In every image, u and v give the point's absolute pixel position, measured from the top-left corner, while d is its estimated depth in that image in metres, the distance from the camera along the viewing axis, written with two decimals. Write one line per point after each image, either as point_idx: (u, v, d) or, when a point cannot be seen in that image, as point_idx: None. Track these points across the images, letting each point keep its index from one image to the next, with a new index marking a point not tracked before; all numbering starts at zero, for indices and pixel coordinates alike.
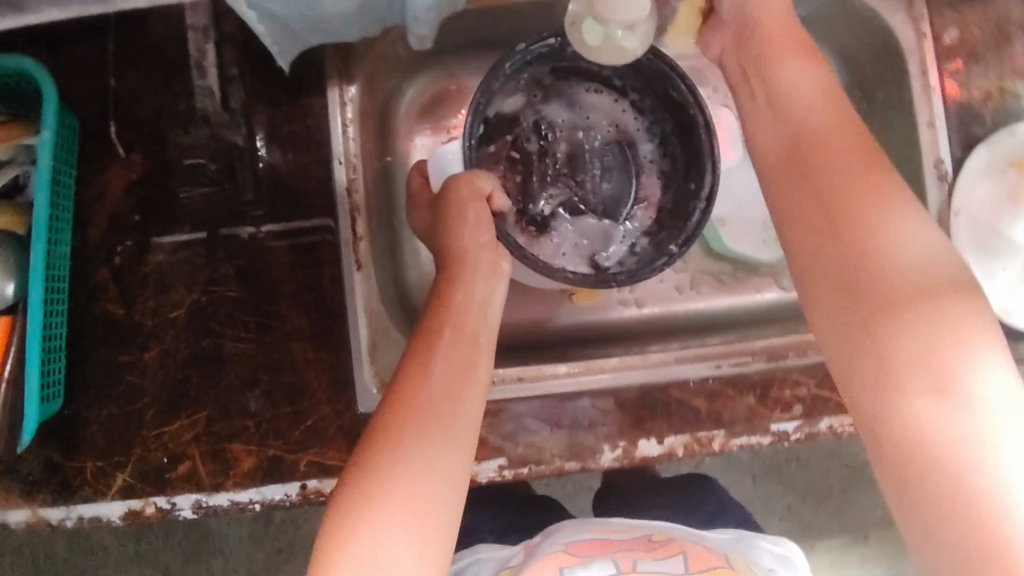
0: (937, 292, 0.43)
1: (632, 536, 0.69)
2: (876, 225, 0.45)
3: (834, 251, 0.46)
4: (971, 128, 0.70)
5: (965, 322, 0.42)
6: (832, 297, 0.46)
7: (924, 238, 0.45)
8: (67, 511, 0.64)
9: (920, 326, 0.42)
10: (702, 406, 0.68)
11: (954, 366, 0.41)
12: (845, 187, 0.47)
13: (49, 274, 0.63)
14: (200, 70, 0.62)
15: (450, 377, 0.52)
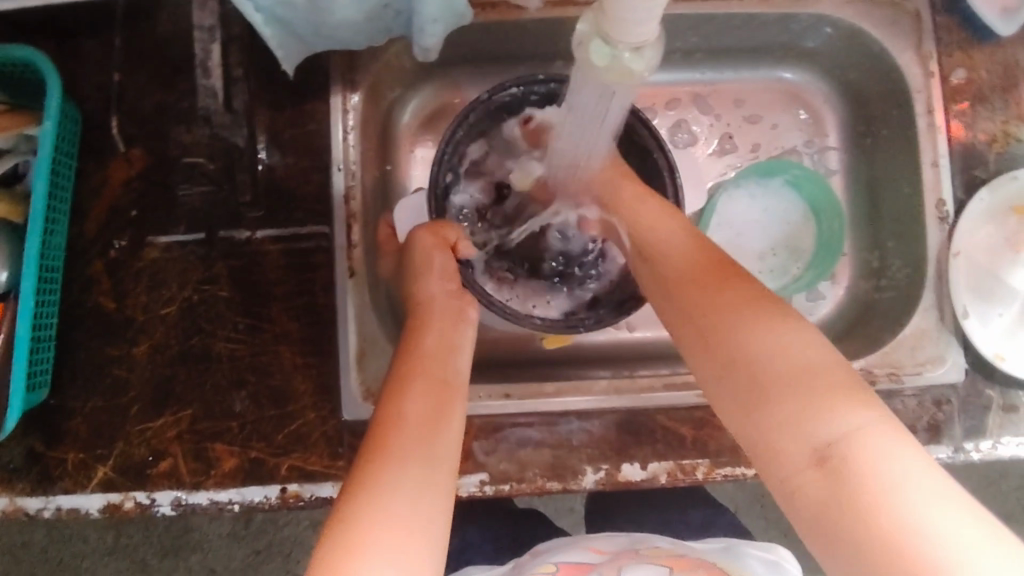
0: (800, 379, 0.46)
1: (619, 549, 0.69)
2: (739, 324, 0.50)
3: (724, 365, 0.50)
4: (975, 169, 0.70)
5: (822, 401, 0.44)
6: (738, 409, 0.49)
7: (779, 337, 0.48)
8: (45, 501, 0.64)
9: (803, 405, 0.44)
10: (687, 434, 0.67)
11: (838, 437, 0.42)
12: (711, 307, 0.52)
13: (43, 264, 0.64)
14: (205, 69, 0.62)
15: (429, 412, 0.53)
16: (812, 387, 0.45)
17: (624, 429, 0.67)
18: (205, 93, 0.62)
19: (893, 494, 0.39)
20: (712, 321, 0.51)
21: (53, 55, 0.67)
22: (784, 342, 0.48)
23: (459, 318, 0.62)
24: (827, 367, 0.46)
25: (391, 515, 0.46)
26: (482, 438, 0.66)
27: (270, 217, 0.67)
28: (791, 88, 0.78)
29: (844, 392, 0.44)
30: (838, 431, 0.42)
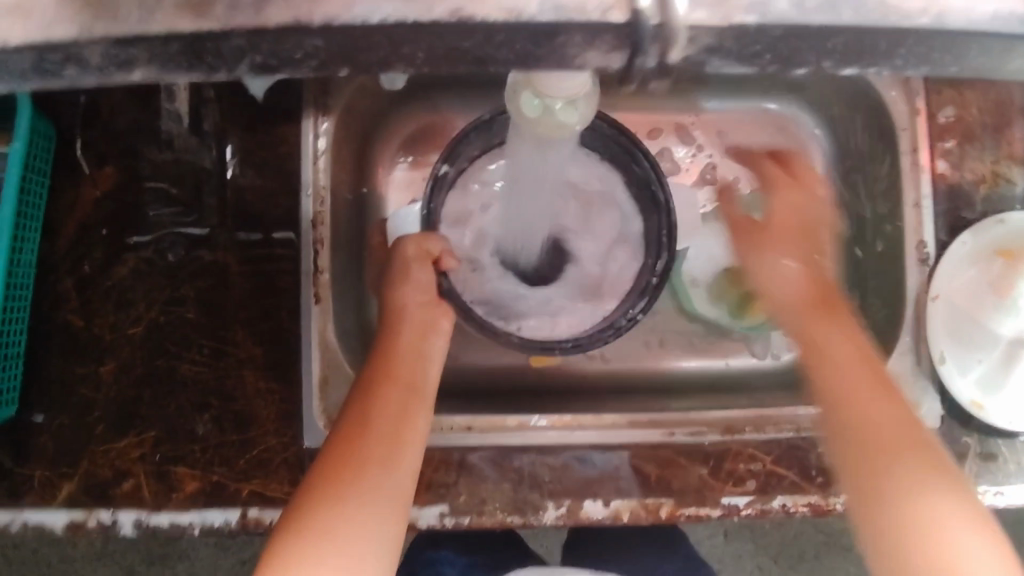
0: (928, 474, 0.51)
1: None
2: (863, 407, 0.54)
3: (850, 432, 0.54)
4: (962, 209, 0.68)
5: (933, 501, 0.49)
6: (850, 473, 0.53)
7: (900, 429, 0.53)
8: (12, 516, 0.65)
9: (933, 500, 0.49)
10: (652, 472, 0.66)
11: (945, 547, 0.48)
12: (832, 367, 0.57)
13: (10, 281, 0.64)
14: (171, 94, 0.66)
15: (393, 424, 0.53)
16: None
17: (588, 465, 0.66)
18: (169, 115, 0.67)
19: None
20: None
21: None
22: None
23: (427, 331, 0.62)
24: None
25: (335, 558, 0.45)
26: (443, 470, 0.65)
27: (239, 244, 0.67)
28: (778, 117, 0.77)
29: (934, 481, 0.50)
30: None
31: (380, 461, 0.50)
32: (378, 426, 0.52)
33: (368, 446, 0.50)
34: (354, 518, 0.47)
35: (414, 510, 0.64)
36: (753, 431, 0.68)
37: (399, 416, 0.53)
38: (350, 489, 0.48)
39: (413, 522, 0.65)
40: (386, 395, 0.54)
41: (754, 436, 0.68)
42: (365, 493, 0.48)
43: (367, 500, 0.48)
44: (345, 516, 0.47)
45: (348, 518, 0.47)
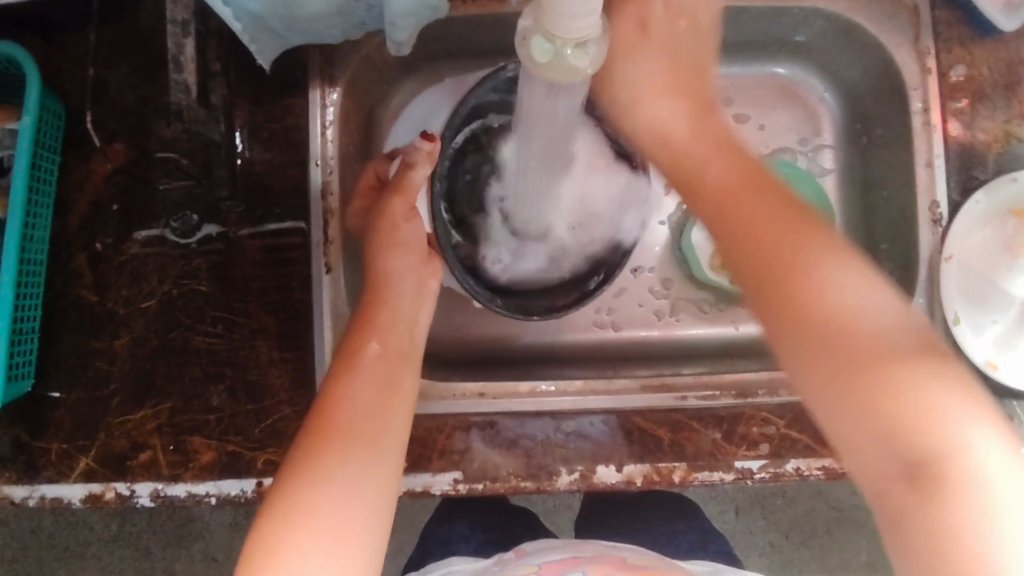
0: (905, 360, 0.42)
1: (606, 555, 0.69)
2: (816, 264, 0.46)
3: (768, 276, 0.47)
4: (975, 168, 0.67)
5: (940, 398, 0.41)
6: (811, 349, 0.44)
7: (860, 290, 0.45)
8: (30, 490, 0.66)
9: (909, 385, 0.41)
10: (665, 437, 0.66)
11: (927, 423, 0.40)
12: (761, 221, 0.49)
13: (23, 258, 0.64)
14: (178, 65, 0.63)
15: (373, 396, 0.54)
16: (912, 352, 0.42)
17: (600, 430, 0.66)
18: (178, 87, 0.63)
19: (983, 495, 0.39)
20: (780, 257, 0.47)
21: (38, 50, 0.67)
22: (861, 295, 0.45)
23: (418, 293, 0.63)
24: (925, 337, 0.43)
25: (326, 500, 0.47)
26: (459, 435, 0.66)
27: (250, 222, 0.67)
28: (787, 82, 0.76)
29: (936, 373, 0.42)
30: (946, 420, 0.40)
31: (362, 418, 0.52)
32: (365, 389, 0.54)
33: (352, 403, 0.53)
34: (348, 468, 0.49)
35: (428, 476, 0.65)
36: (767, 396, 0.68)
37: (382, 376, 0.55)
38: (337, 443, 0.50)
39: (427, 490, 0.65)
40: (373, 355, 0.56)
41: (767, 401, 0.68)
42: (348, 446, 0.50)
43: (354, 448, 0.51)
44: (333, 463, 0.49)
45: (329, 483, 0.48)
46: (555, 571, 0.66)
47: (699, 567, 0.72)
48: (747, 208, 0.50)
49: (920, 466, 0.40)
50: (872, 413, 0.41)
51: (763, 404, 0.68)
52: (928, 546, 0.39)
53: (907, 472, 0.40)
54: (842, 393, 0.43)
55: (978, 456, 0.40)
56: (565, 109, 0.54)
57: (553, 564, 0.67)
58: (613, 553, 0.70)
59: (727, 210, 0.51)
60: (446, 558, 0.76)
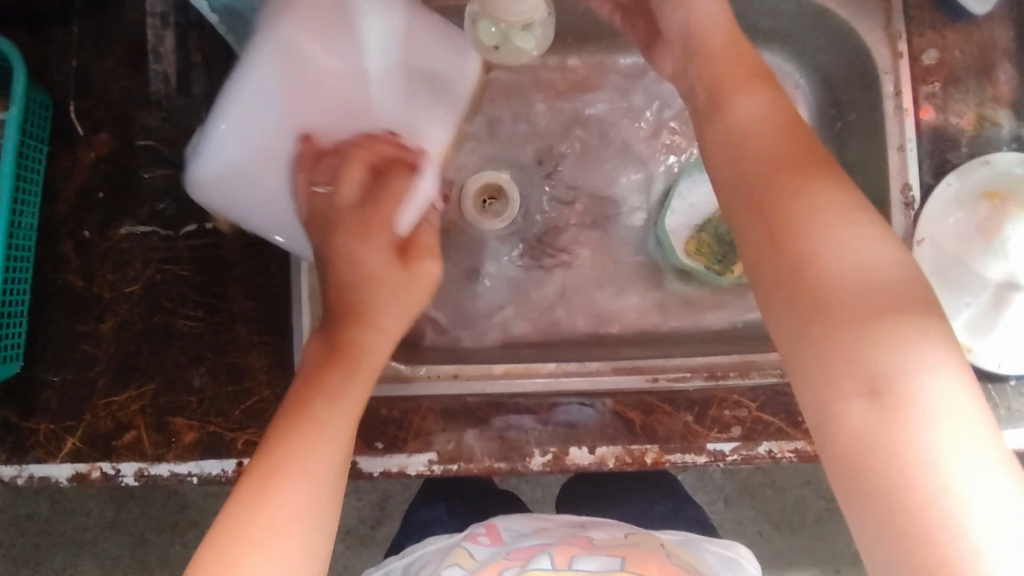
0: (877, 287, 0.41)
1: (574, 535, 0.70)
2: (801, 190, 0.45)
3: (756, 202, 0.47)
4: (947, 151, 0.67)
5: (902, 326, 0.39)
6: (781, 277, 0.44)
7: (855, 223, 0.44)
8: (19, 469, 0.68)
9: (872, 316, 0.40)
10: (637, 419, 0.67)
11: (881, 351, 0.39)
12: (758, 149, 0.49)
13: (11, 243, 0.66)
14: (158, 55, 0.69)
15: (339, 389, 0.54)
16: (891, 283, 0.41)
17: (573, 413, 0.67)
18: (158, 77, 0.68)
19: (932, 428, 0.37)
20: (761, 186, 0.47)
21: (27, 43, 0.69)
22: (847, 226, 0.43)
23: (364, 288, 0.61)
24: (920, 286, 0.41)
25: (285, 507, 0.47)
26: (433, 417, 0.67)
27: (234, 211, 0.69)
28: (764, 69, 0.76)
29: (906, 305, 0.40)
30: (904, 349, 0.39)
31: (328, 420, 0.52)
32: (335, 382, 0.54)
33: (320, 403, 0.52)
34: (305, 467, 0.49)
35: (402, 457, 0.66)
36: (739, 377, 0.69)
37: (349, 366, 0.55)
38: (300, 443, 0.50)
39: (402, 471, 0.66)
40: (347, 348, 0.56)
41: (739, 382, 0.68)
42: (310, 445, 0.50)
43: (313, 445, 0.50)
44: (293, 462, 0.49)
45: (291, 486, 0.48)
46: (521, 559, 0.66)
47: (676, 535, 0.76)
48: (747, 141, 0.49)
49: (874, 392, 0.39)
50: (837, 336, 0.41)
51: (735, 387, 0.68)
52: (870, 466, 0.38)
53: (864, 399, 0.39)
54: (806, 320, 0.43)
55: (935, 387, 0.38)
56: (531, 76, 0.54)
57: (523, 550, 0.68)
58: (580, 536, 0.70)
59: (723, 147, 0.51)
60: (426, 540, 0.77)
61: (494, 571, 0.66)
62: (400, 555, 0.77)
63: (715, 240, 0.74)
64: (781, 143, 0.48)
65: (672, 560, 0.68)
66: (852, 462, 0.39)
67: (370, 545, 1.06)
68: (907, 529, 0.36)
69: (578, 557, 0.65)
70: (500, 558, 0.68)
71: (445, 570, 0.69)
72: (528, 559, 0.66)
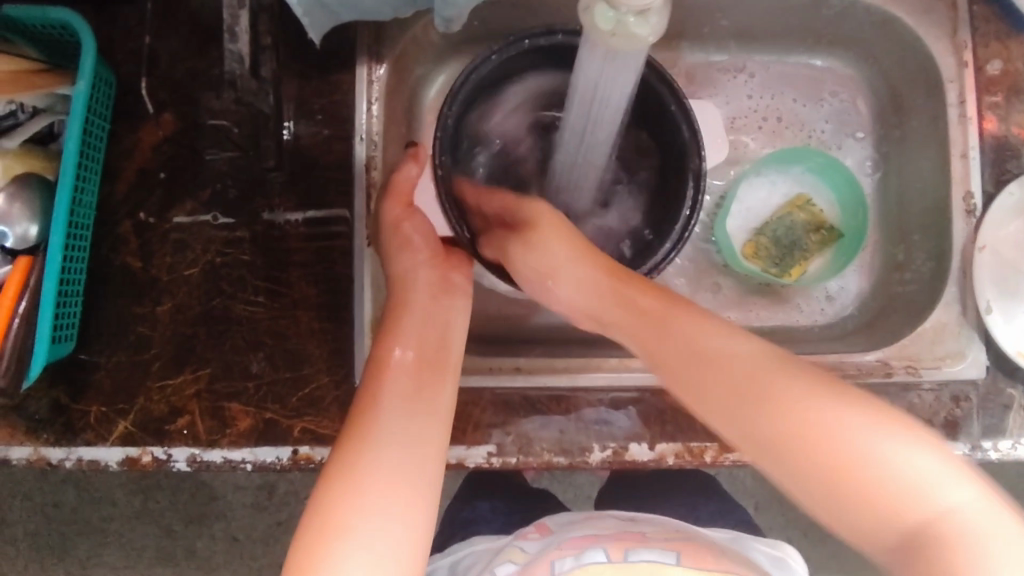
0: (821, 395, 0.43)
1: (624, 530, 0.70)
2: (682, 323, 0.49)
3: (635, 321, 0.51)
4: (1009, 161, 0.68)
5: (846, 422, 0.41)
6: (726, 404, 0.45)
7: (727, 338, 0.47)
8: (67, 452, 0.67)
9: (836, 415, 0.41)
10: (697, 417, 0.67)
11: (861, 450, 0.40)
12: (631, 292, 0.52)
13: (72, 221, 0.65)
14: (233, 34, 0.64)
15: (416, 376, 0.54)
16: (780, 374, 0.44)
17: (631, 407, 0.67)
18: (232, 57, 0.64)
19: (975, 546, 0.37)
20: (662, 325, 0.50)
21: (92, 20, 0.69)
22: (725, 343, 0.47)
23: (440, 291, 0.60)
24: (767, 356, 0.46)
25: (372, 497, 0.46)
26: (492, 410, 0.66)
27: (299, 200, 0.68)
28: (823, 74, 0.77)
29: (832, 397, 0.43)
30: (867, 445, 0.40)
31: (413, 427, 0.50)
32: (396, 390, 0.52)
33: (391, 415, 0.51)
34: (386, 478, 0.47)
35: (462, 449, 0.65)
36: None
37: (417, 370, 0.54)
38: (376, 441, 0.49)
39: (461, 463, 0.66)
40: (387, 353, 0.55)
41: None
42: (391, 452, 0.48)
43: (400, 445, 0.49)
44: (377, 476, 0.47)
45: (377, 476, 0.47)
46: (574, 549, 0.66)
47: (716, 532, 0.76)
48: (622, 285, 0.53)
49: (917, 536, 0.38)
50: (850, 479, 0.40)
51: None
52: None
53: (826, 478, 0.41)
54: (782, 458, 0.42)
55: (924, 470, 0.39)
56: (625, 74, 0.52)
57: (573, 542, 0.68)
58: (634, 529, 0.70)
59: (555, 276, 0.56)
60: (470, 539, 0.77)
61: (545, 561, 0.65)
62: (442, 556, 0.76)
63: (773, 244, 0.73)
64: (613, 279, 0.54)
65: (723, 554, 0.68)
66: None
67: None
68: None
69: (632, 552, 0.65)
70: (552, 548, 0.68)
71: (498, 566, 0.68)
72: (580, 551, 0.65)
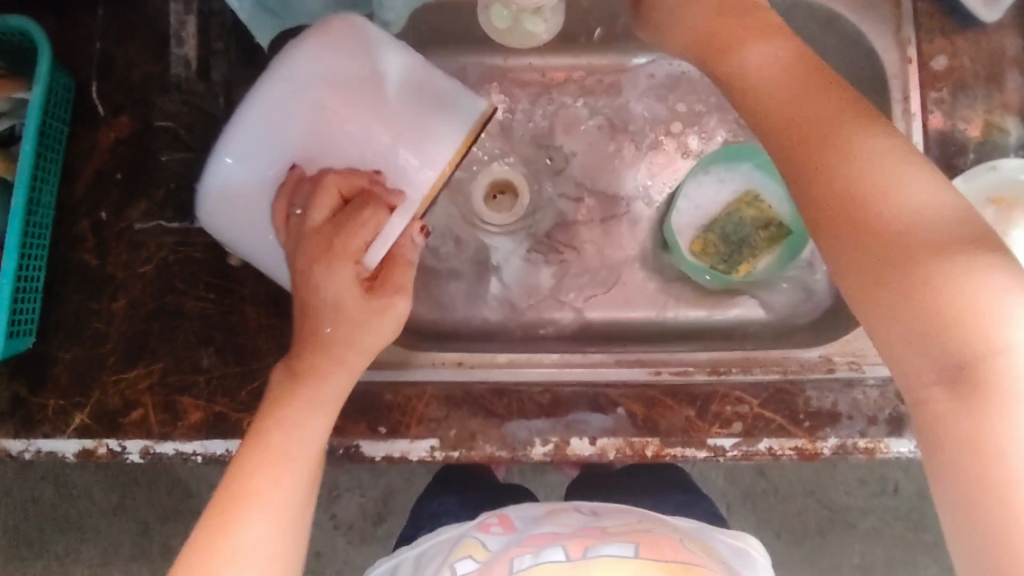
0: (946, 246, 0.40)
1: (582, 526, 0.63)
2: (859, 152, 0.43)
3: (795, 150, 0.46)
4: (954, 157, 0.67)
5: (973, 278, 0.38)
6: (851, 247, 0.42)
7: (907, 177, 0.42)
8: (27, 443, 0.69)
9: (964, 269, 0.39)
10: (638, 411, 0.67)
11: (976, 309, 0.37)
12: (810, 106, 0.46)
13: (29, 219, 0.67)
14: (180, 40, 0.70)
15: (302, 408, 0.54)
16: (946, 237, 0.40)
17: (575, 403, 0.68)
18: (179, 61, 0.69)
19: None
20: (824, 138, 0.45)
21: (52, 27, 0.71)
22: (897, 176, 0.42)
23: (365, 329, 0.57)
24: (960, 218, 0.41)
25: (265, 509, 0.51)
26: (434, 404, 0.67)
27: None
28: None
29: (971, 251, 0.39)
30: (987, 303, 0.37)
31: (298, 460, 0.54)
32: (288, 447, 0.53)
33: (276, 455, 0.53)
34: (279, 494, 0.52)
35: (406, 443, 0.67)
36: (740, 373, 0.69)
37: (315, 404, 0.55)
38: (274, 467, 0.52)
39: (404, 455, 0.67)
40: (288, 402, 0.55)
41: (741, 378, 0.69)
42: (278, 482, 0.52)
43: (290, 466, 0.53)
44: (250, 536, 0.50)
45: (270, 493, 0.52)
46: (535, 546, 0.60)
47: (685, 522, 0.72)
48: (798, 95, 0.47)
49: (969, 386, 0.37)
50: (958, 342, 0.37)
51: (736, 384, 0.68)
52: (963, 443, 0.37)
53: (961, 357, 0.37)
54: (891, 307, 0.40)
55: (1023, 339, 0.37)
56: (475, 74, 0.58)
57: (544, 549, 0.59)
58: (596, 523, 0.64)
59: (768, 102, 0.48)
60: (437, 528, 0.71)
61: (502, 562, 0.59)
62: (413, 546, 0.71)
63: (721, 241, 0.73)
64: (798, 86, 0.47)
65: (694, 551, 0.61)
66: (931, 456, 0.38)
67: (370, 539, 1.09)
68: (973, 513, 0.36)
69: (593, 547, 0.59)
70: (511, 547, 0.61)
71: (455, 561, 0.62)
72: (540, 549, 0.59)
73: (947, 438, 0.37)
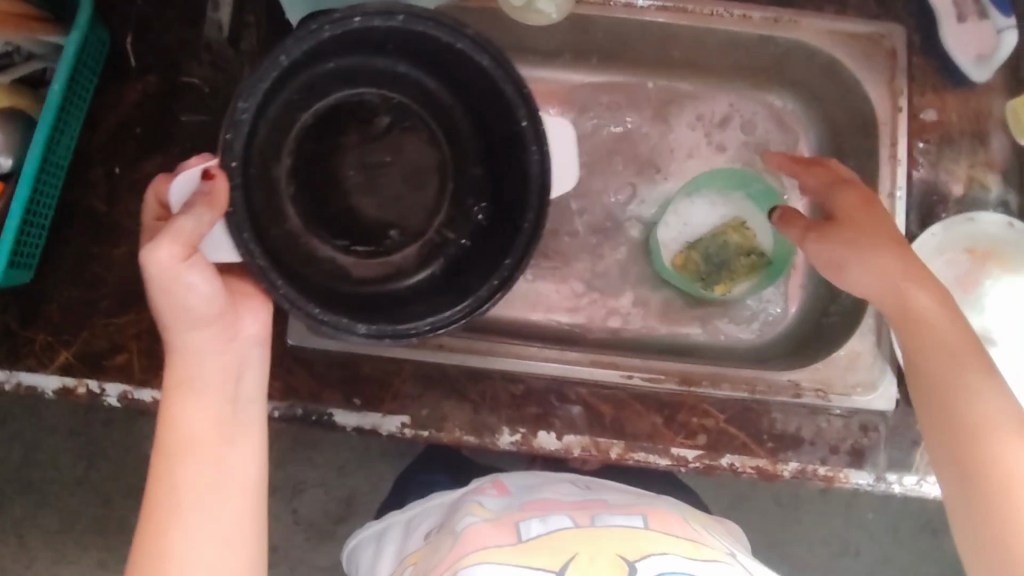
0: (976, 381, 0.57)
1: (583, 498, 0.65)
2: (934, 319, 0.60)
3: (890, 299, 0.61)
4: (935, 205, 0.70)
5: (991, 405, 0.57)
6: (934, 392, 0.58)
7: (951, 328, 0.59)
8: (8, 374, 0.70)
9: (997, 402, 0.57)
10: (607, 412, 0.69)
11: (1006, 442, 0.55)
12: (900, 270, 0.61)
13: (46, 159, 0.70)
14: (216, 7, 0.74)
15: (204, 417, 0.57)
16: (972, 370, 0.58)
17: (546, 397, 0.69)
18: (212, 25, 0.74)
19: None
20: (908, 300, 0.60)
21: None
22: (940, 323, 0.60)
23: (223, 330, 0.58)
24: (974, 343, 0.59)
25: (190, 516, 0.55)
26: (410, 382, 0.69)
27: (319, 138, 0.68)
28: (772, 115, 0.81)
29: (989, 380, 0.57)
30: (996, 428, 0.56)
31: (208, 465, 0.57)
32: (196, 433, 0.57)
33: (181, 469, 0.56)
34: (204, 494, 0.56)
35: (378, 416, 0.68)
36: (711, 387, 0.70)
37: (205, 401, 0.57)
38: (188, 470, 0.56)
39: (375, 430, 0.69)
40: (180, 396, 0.56)
41: (712, 392, 0.70)
42: (203, 480, 0.56)
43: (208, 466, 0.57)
44: (178, 547, 0.54)
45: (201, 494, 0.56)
46: (539, 513, 0.60)
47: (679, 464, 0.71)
48: (894, 267, 0.61)
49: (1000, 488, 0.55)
50: (996, 509, 0.54)
51: (708, 397, 0.70)
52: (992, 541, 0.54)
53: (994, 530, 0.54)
54: (942, 433, 0.58)
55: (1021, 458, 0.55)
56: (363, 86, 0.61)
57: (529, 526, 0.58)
58: (596, 497, 0.65)
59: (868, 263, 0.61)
60: (430, 496, 0.72)
61: (507, 521, 0.59)
62: (402, 511, 0.72)
63: (702, 260, 0.75)
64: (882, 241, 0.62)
65: (691, 525, 0.62)
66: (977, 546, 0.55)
67: (330, 538, 1.10)
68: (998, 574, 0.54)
69: (599, 517, 0.60)
70: (514, 509, 0.62)
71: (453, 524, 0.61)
72: (546, 514, 0.60)
73: (989, 532, 0.54)
